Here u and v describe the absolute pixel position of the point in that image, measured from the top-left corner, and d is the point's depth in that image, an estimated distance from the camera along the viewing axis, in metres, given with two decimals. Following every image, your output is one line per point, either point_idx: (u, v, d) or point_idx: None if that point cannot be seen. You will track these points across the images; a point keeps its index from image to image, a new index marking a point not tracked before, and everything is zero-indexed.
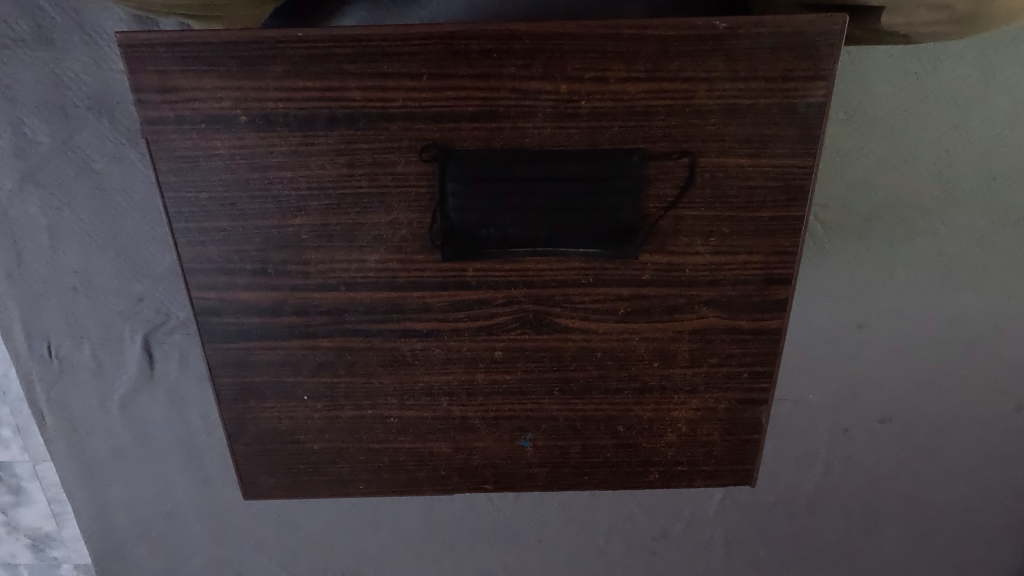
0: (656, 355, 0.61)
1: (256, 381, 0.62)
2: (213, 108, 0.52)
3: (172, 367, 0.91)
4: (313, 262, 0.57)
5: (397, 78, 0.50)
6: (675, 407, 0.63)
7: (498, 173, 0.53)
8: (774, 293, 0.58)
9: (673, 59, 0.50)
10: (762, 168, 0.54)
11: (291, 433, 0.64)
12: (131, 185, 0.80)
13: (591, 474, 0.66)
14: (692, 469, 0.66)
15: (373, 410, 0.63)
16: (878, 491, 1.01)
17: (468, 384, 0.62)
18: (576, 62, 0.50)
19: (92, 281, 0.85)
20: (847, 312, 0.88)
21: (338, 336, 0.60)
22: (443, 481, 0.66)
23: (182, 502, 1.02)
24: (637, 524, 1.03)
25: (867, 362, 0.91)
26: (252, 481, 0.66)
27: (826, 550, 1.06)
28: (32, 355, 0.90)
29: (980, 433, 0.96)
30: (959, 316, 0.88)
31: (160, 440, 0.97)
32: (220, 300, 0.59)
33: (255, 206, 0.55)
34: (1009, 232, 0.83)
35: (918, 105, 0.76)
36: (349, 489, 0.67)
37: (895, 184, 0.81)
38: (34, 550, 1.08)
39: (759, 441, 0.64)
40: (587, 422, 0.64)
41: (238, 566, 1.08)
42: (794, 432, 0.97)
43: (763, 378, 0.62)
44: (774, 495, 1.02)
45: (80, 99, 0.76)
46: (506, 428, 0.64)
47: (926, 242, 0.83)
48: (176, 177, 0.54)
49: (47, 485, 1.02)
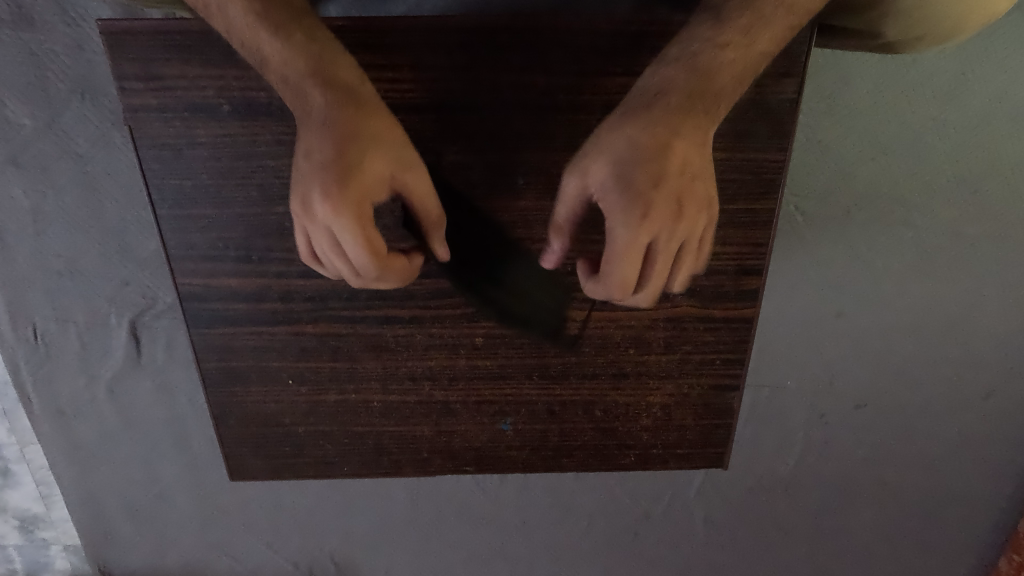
0: (631, 342, 0.63)
1: (242, 365, 0.63)
2: (197, 96, 0.52)
3: (160, 350, 0.92)
4: (297, 249, 0.58)
5: (377, 70, 0.52)
6: (650, 392, 0.65)
7: (471, 158, 0.55)
8: (746, 282, 0.60)
9: (649, 54, 0.52)
10: (735, 162, 0.56)
11: (276, 417, 0.66)
12: (115, 167, 0.80)
13: (569, 457, 0.68)
14: (666, 452, 0.68)
15: (357, 394, 0.65)
16: (851, 474, 1.04)
17: (449, 369, 0.64)
18: (554, 57, 0.52)
19: (77, 264, 0.85)
20: (825, 301, 0.90)
21: (321, 322, 0.61)
22: (425, 464, 0.68)
23: (171, 484, 1.04)
24: (619, 506, 1.06)
25: (843, 350, 0.94)
26: (238, 463, 0.68)
27: (800, 531, 1.09)
28: (17, 338, 0.90)
29: (950, 419, 0.99)
30: (933, 305, 0.90)
31: (148, 423, 0.98)
32: (204, 286, 0.59)
33: (239, 194, 0.56)
34: (982, 225, 0.85)
35: (895, 100, 0.78)
36: (334, 471, 0.68)
37: (872, 176, 0.82)
38: (23, 531, 1.09)
39: (731, 425, 0.66)
40: (565, 406, 0.66)
41: (227, 547, 1.10)
42: (770, 416, 0.99)
43: (735, 365, 0.64)
44: (751, 478, 1.05)
45: (63, 81, 0.76)
46: (487, 412, 0.66)
47: (902, 233, 0.86)
48: (159, 164, 0.55)
49: (34, 468, 1.03)
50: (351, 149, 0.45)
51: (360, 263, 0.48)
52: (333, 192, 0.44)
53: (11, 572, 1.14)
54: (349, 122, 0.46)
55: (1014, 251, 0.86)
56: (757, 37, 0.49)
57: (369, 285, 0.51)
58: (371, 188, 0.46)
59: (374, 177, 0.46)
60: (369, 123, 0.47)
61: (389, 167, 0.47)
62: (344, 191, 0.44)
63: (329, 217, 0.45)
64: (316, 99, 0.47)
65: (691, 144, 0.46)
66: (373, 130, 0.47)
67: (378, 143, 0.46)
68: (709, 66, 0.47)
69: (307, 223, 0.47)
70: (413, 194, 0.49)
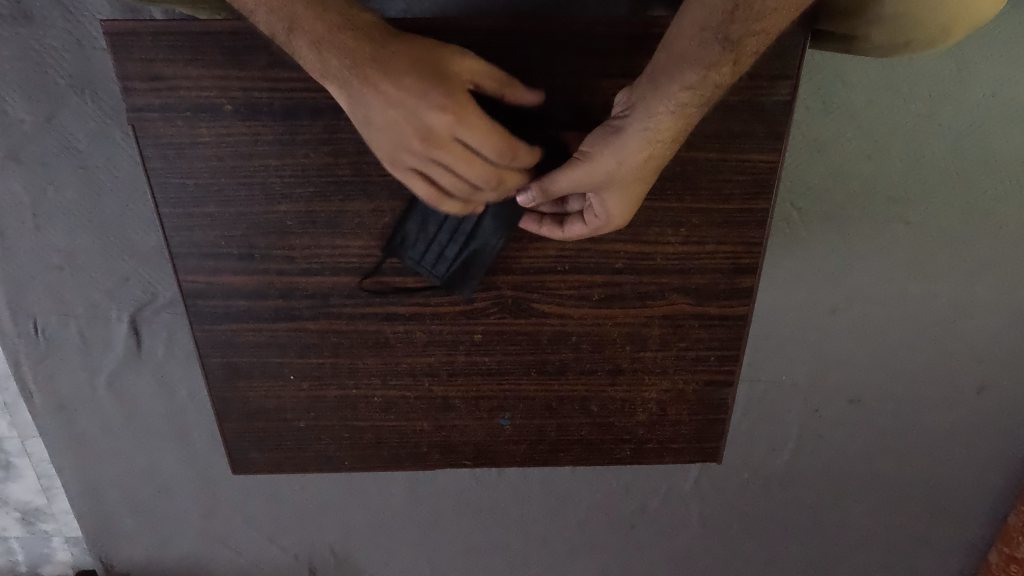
0: (627, 339, 0.64)
1: (244, 361, 0.64)
2: (199, 96, 0.53)
3: (160, 344, 0.92)
4: (298, 247, 0.59)
5: None
6: (646, 388, 0.66)
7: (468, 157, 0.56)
8: (740, 281, 0.61)
9: (646, 56, 0.54)
10: (731, 163, 0.57)
11: (278, 411, 0.67)
12: (116, 162, 0.81)
13: (566, 451, 0.69)
14: (662, 446, 0.69)
15: (358, 389, 0.66)
16: (844, 467, 1.06)
17: (449, 365, 0.65)
18: (553, 58, 0.54)
19: (77, 259, 0.86)
20: (819, 297, 0.91)
21: (323, 319, 0.62)
22: (424, 458, 0.69)
23: (173, 476, 1.05)
24: (615, 498, 1.07)
25: (838, 345, 0.95)
26: (240, 457, 0.69)
27: (794, 524, 1.11)
28: (18, 332, 0.91)
29: (942, 414, 1.01)
30: (926, 301, 0.91)
31: (149, 416, 0.99)
32: (207, 283, 0.60)
33: (241, 192, 0.57)
34: (975, 223, 0.86)
35: (891, 99, 0.79)
36: (335, 465, 0.69)
37: (868, 174, 0.83)
38: (25, 523, 1.10)
39: (726, 420, 0.68)
40: (563, 401, 0.67)
41: (228, 539, 1.11)
42: (765, 411, 1.01)
43: (729, 361, 0.65)
44: (746, 471, 1.06)
45: (63, 77, 0.76)
46: (485, 407, 0.67)
47: (896, 230, 0.87)
48: (162, 164, 0.55)
49: (35, 461, 1.04)
50: (426, 62, 0.48)
51: (501, 149, 0.51)
52: (445, 101, 0.49)
53: (13, 563, 1.15)
54: (399, 51, 0.49)
55: (1007, 248, 0.87)
56: (739, 62, 0.48)
57: (505, 179, 0.53)
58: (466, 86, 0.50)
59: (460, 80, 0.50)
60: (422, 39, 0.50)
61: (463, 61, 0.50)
62: (453, 99, 0.49)
63: (452, 123, 0.49)
64: (345, 54, 0.49)
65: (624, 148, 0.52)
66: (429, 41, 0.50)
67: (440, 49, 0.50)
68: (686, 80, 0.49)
69: (431, 149, 0.50)
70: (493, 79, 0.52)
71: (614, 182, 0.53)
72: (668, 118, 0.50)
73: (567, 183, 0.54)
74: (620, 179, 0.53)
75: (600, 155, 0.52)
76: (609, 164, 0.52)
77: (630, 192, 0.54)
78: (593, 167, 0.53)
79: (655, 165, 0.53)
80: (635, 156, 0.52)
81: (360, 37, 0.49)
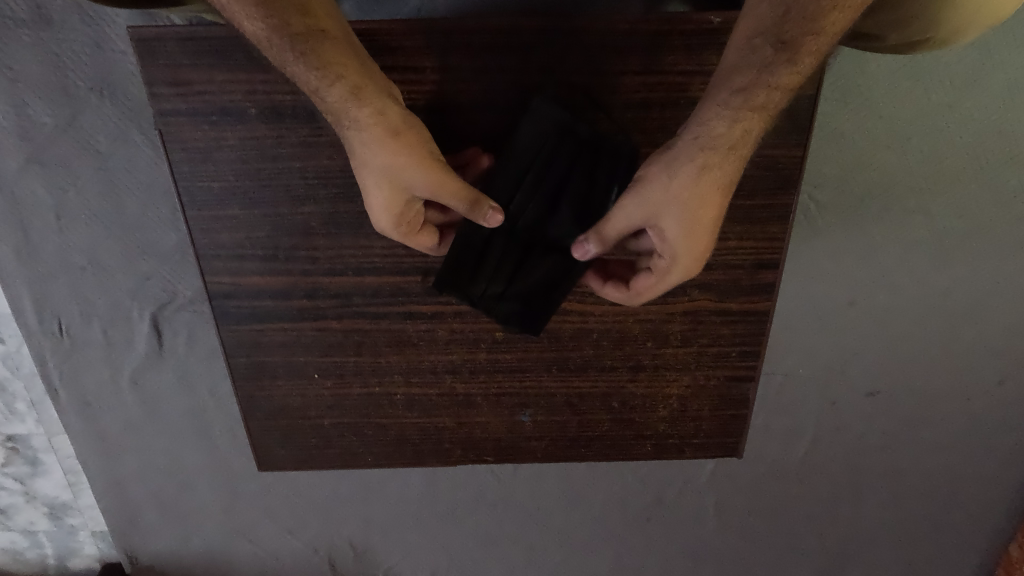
0: (649, 336, 0.64)
1: (269, 360, 0.65)
2: (225, 100, 0.54)
3: (180, 341, 0.94)
4: (322, 248, 0.60)
5: (401, 72, 0.55)
6: (668, 384, 0.66)
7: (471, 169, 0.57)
8: (762, 276, 0.61)
9: (668, 53, 0.54)
10: (754, 159, 0.57)
11: (302, 409, 0.67)
12: (135, 164, 0.82)
13: (587, 447, 0.70)
14: (682, 442, 0.69)
15: (381, 387, 0.66)
16: (862, 460, 1.05)
17: (470, 362, 0.65)
18: (576, 56, 0.54)
19: (100, 260, 0.88)
20: (837, 289, 0.91)
21: (346, 319, 0.63)
22: (447, 454, 0.70)
23: (193, 472, 1.06)
24: (630, 492, 1.08)
25: (857, 338, 0.94)
26: (266, 454, 0.70)
27: (810, 516, 1.11)
28: (43, 331, 0.92)
29: (962, 407, 1.00)
30: (947, 293, 0.90)
31: (171, 413, 1.01)
32: (232, 284, 0.61)
33: (265, 194, 0.57)
34: (999, 212, 0.85)
35: (913, 88, 0.78)
36: (358, 461, 0.70)
37: (888, 165, 0.82)
38: (53, 517, 1.13)
39: (747, 415, 0.68)
40: (584, 398, 0.67)
41: (249, 533, 1.13)
42: (782, 405, 1.00)
43: (750, 357, 0.65)
44: (762, 465, 1.06)
45: (83, 80, 0.77)
46: (506, 404, 0.68)
47: (917, 222, 0.86)
48: (188, 167, 0.56)
49: (61, 457, 1.06)
50: (375, 183, 0.51)
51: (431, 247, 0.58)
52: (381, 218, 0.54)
53: (43, 556, 1.19)
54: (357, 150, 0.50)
55: None
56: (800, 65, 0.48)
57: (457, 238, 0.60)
58: (409, 206, 0.53)
59: (397, 205, 0.52)
60: (395, 161, 0.50)
61: (423, 189, 0.51)
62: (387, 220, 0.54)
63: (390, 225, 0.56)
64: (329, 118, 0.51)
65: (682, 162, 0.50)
66: (400, 166, 0.50)
67: (405, 177, 0.50)
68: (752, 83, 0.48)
69: None
70: (459, 191, 0.51)
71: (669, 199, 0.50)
72: (721, 124, 0.49)
73: (620, 213, 0.52)
74: (677, 197, 0.50)
75: (648, 179, 0.51)
76: (660, 179, 0.50)
77: (694, 215, 0.51)
78: (643, 188, 0.51)
79: (713, 178, 0.50)
80: (689, 169, 0.50)
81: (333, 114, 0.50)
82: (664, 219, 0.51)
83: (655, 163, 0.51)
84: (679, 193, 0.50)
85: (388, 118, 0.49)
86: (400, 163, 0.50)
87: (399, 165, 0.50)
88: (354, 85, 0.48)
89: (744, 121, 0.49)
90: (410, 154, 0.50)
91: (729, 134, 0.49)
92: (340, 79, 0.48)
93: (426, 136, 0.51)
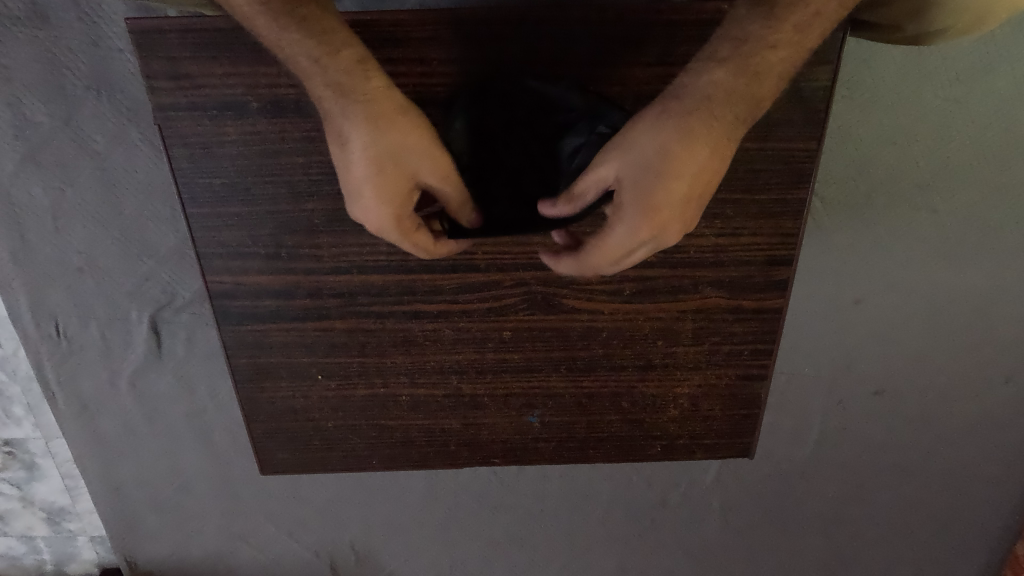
0: (659, 334, 0.63)
1: (271, 361, 0.64)
2: (226, 94, 0.52)
3: (180, 343, 0.93)
4: (326, 246, 0.58)
5: (407, 64, 0.53)
6: (679, 383, 0.66)
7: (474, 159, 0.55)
8: (775, 273, 0.60)
9: (681, 43, 0.53)
10: (768, 151, 0.56)
11: (305, 411, 0.66)
12: (133, 164, 0.80)
13: (596, 448, 0.69)
14: (693, 442, 0.69)
15: (386, 388, 0.65)
16: (870, 460, 1.04)
17: (478, 362, 0.64)
18: (586, 48, 0.53)
19: (98, 261, 0.86)
20: (846, 286, 0.89)
21: (350, 318, 0.62)
22: (453, 456, 0.69)
23: (194, 476, 1.05)
24: (635, 493, 1.07)
25: (865, 336, 0.93)
26: (268, 456, 0.68)
27: (817, 517, 1.10)
28: (40, 334, 0.91)
29: (971, 405, 0.99)
30: (955, 290, 0.89)
31: (171, 416, 0.99)
32: (234, 283, 0.60)
33: (268, 191, 0.56)
34: (1008, 207, 0.83)
35: (921, 81, 0.76)
36: (363, 463, 0.69)
37: (896, 160, 0.81)
38: (51, 523, 1.12)
39: (758, 415, 0.67)
40: (593, 398, 0.66)
41: (250, 537, 1.11)
42: (790, 404, 0.99)
43: (762, 355, 0.64)
44: (769, 465, 1.05)
45: (80, 79, 0.76)
46: (514, 405, 0.66)
47: (925, 218, 0.85)
48: (188, 164, 0.55)
49: (59, 461, 1.04)
50: (396, 165, 0.49)
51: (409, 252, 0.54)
52: (383, 207, 0.50)
53: (40, 562, 1.17)
54: (381, 130, 0.48)
55: None
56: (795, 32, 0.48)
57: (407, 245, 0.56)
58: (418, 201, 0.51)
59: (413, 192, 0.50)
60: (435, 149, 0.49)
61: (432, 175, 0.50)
62: (394, 209, 0.50)
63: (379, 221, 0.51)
64: (331, 97, 0.48)
65: (656, 115, 0.48)
66: (411, 145, 0.48)
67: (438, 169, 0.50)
68: (762, 72, 0.48)
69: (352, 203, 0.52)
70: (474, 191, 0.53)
71: (635, 152, 0.48)
72: (706, 80, 0.48)
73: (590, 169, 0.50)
74: (641, 150, 0.47)
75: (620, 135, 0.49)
76: (628, 133, 0.48)
77: (660, 169, 0.47)
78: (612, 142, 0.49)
79: (684, 135, 0.47)
80: (659, 121, 0.47)
81: (341, 90, 0.48)
82: (625, 171, 0.48)
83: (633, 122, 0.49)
84: (645, 148, 0.47)
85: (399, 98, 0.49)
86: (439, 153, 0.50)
87: (408, 145, 0.48)
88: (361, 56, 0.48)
89: (713, 74, 0.48)
90: (419, 136, 0.49)
91: (700, 87, 0.48)
92: (345, 48, 0.48)
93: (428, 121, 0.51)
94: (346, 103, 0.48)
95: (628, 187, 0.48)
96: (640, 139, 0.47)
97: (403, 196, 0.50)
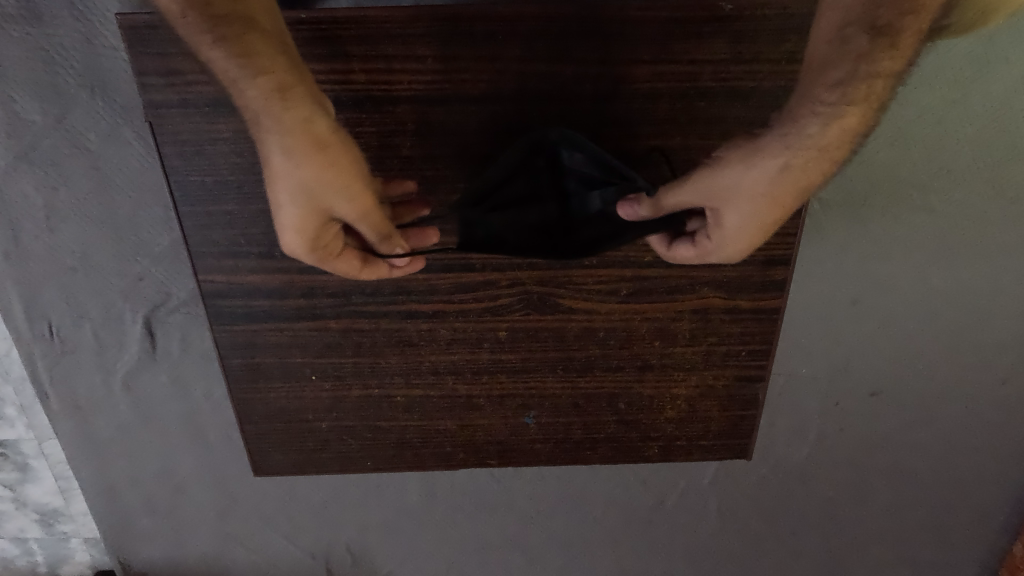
0: (656, 335, 0.63)
1: (264, 362, 0.63)
2: (217, 91, 0.52)
3: (174, 344, 0.92)
4: None
5: (401, 61, 0.53)
6: (676, 384, 0.65)
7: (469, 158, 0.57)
8: (773, 273, 0.60)
9: (678, 41, 0.53)
10: None
11: (299, 412, 0.66)
12: (127, 162, 0.80)
13: (592, 450, 0.69)
14: (691, 444, 0.69)
15: (381, 389, 0.65)
16: (867, 461, 1.04)
17: (473, 363, 0.64)
18: (581, 45, 0.53)
19: (91, 261, 0.85)
20: (843, 287, 0.89)
21: (344, 318, 0.61)
22: (449, 457, 0.69)
23: (188, 478, 1.04)
24: (633, 494, 1.06)
25: (863, 337, 0.93)
26: (262, 458, 0.68)
27: (815, 519, 1.09)
28: (33, 335, 0.90)
29: (968, 407, 0.98)
30: (952, 292, 0.89)
31: (166, 417, 0.98)
32: (226, 283, 0.59)
33: (261, 189, 0.56)
34: (1006, 208, 0.83)
35: (919, 81, 0.76)
36: (357, 465, 0.69)
37: (895, 160, 0.81)
38: (44, 525, 1.11)
39: (755, 416, 0.67)
40: (589, 398, 0.66)
41: (245, 539, 1.11)
42: (787, 405, 0.99)
43: (760, 356, 0.64)
44: (767, 467, 1.05)
45: (73, 76, 0.75)
46: (510, 406, 0.66)
47: (923, 219, 0.84)
48: (180, 162, 0.54)
49: (53, 463, 1.03)
50: (309, 202, 0.49)
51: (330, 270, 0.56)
52: (296, 236, 0.51)
53: (34, 564, 1.16)
54: (296, 167, 0.48)
55: None
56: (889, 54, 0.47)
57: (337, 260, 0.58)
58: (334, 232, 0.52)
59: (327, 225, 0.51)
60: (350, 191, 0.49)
61: (346, 213, 0.51)
62: (307, 239, 0.52)
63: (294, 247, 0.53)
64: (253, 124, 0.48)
65: (772, 161, 0.49)
66: (322, 187, 0.49)
67: (351, 209, 0.50)
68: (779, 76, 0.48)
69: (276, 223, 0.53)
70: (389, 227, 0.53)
71: (743, 194, 0.50)
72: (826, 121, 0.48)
73: (692, 195, 0.51)
74: (753, 195, 0.50)
75: (730, 171, 0.49)
76: (741, 175, 0.49)
77: (765, 215, 0.51)
78: (719, 177, 0.50)
79: (796, 183, 0.49)
80: (774, 167, 0.49)
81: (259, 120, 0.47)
82: (726, 210, 0.51)
83: (744, 157, 0.49)
84: (757, 193, 0.50)
85: (323, 140, 0.47)
86: (353, 194, 0.49)
87: (322, 187, 0.48)
88: (279, 83, 0.46)
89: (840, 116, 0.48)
90: (332, 176, 0.48)
91: (824, 135, 0.48)
92: (262, 73, 0.46)
93: (353, 154, 0.50)
94: (262, 132, 0.47)
95: (730, 222, 0.52)
96: (757, 183, 0.49)
97: (314, 228, 0.51)
